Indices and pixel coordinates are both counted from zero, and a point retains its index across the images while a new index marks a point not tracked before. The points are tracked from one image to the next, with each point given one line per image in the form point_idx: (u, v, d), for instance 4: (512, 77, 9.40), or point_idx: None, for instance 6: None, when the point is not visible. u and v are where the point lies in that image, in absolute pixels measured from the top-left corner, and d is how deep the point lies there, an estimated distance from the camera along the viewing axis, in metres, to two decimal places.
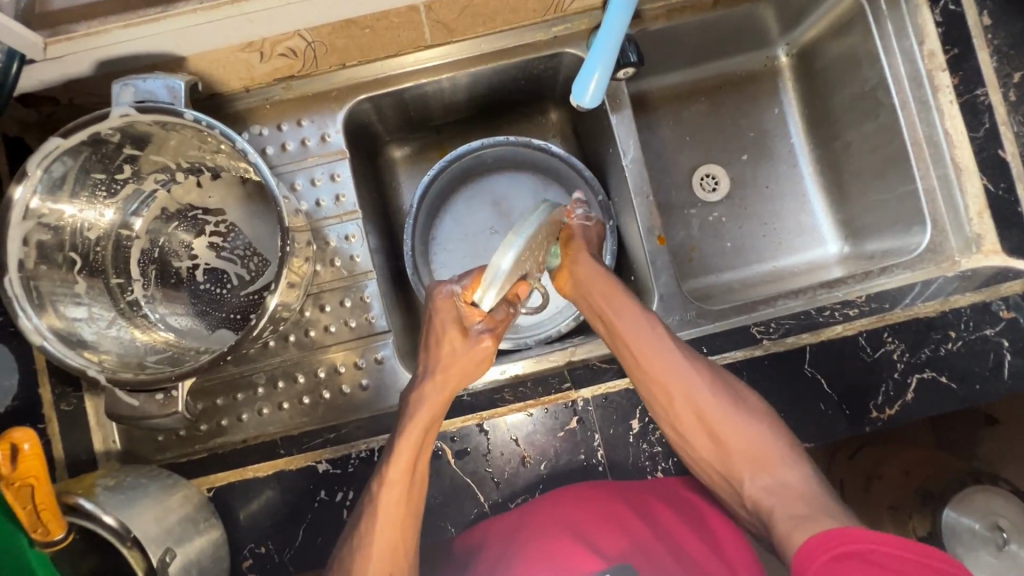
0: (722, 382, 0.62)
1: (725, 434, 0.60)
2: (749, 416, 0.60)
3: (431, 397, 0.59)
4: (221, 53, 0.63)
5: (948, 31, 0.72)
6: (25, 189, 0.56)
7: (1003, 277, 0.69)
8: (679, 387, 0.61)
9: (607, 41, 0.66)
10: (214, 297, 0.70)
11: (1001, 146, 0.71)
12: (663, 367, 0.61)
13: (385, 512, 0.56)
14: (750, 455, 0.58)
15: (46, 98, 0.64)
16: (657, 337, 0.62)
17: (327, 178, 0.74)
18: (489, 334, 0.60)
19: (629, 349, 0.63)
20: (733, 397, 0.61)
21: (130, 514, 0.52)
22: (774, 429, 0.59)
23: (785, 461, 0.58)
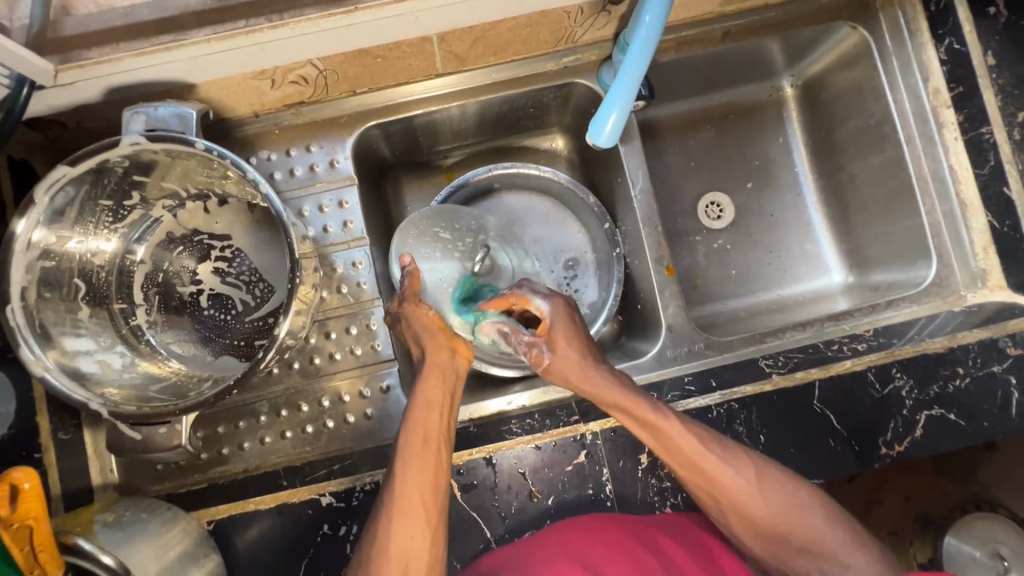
0: (769, 472, 0.58)
1: (784, 535, 0.56)
2: (802, 500, 0.57)
3: (429, 374, 0.60)
4: (233, 80, 0.63)
5: (953, 69, 0.73)
6: (27, 224, 0.55)
7: (1009, 313, 0.70)
8: (724, 489, 0.56)
9: (625, 81, 0.61)
10: (218, 323, 0.69)
11: (1006, 183, 0.72)
12: (719, 476, 0.56)
13: (399, 517, 0.54)
14: (806, 548, 0.55)
15: (54, 121, 0.63)
16: (703, 440, 0.57)
17: (335, 205, 0.73)
18: (409, 295, 0.63)
19: (679, 456, 0.57)
20: (786, 487, 0.57)
21: (130, 553, 0.50)
22: (815, 513, 0.56)
23: (847, 548, 0.54)
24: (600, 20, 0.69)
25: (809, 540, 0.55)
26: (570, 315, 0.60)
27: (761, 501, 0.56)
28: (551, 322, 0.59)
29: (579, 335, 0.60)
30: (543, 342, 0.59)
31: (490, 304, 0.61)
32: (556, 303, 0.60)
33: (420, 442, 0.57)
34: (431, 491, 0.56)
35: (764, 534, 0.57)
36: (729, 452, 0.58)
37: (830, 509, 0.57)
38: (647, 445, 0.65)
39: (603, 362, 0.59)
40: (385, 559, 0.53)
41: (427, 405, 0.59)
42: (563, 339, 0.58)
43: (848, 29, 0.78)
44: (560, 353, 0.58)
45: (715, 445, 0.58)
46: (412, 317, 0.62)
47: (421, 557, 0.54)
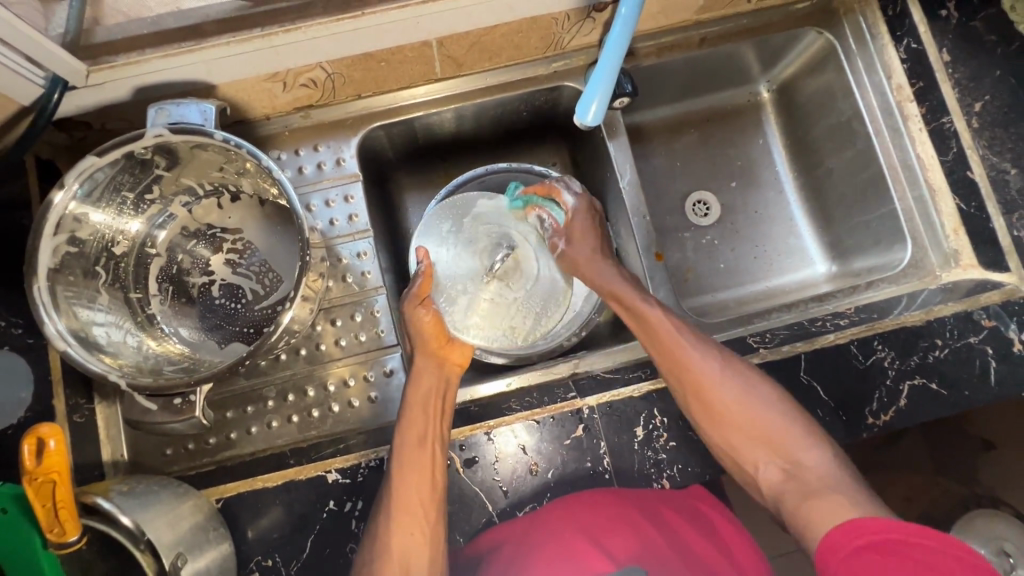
0: (741, 366, 0.67)
1: (744, 424, 0.64)
2: (761, 392, 0.65)
3: (422, 380, 0.66)
4: (249, 82, 0.69)
5: (913, 67, 0.79)
6: (65, 196, 0.60)
7: (982, 288, 0.73)
8: (707, 383, 0.64)
9: (605, 68, 0.71)
10: (228, 311, 0.72)
11: (969, 168, 0.76)
12: (688, 357, 0.66)
13: (399, 514, 0.60)
14: (773, 443, 0.63)
15: (81, 123, 0.68)
16: (682, 329, 0.67)
17: (341, 199, 0.78)
18: (414, 299, 0.72)
19: (659, 340, 0.67)
20: (750, 384, 0.65)
21: (144, 517, 0.52)
22: (792, 420, 0.63)
23: (804, 444, 0.62)
24: (586, 27, 0.75)
25: (767, 428, 0.63)
26: (589, 215, 0.77)
27: (723, 384, 0.65)
28: (572, 215, 0.77)
29: (595, 230, 0.77)
30: (566, 234, 0.77)
31: (526, 192, 0.80)
32: (579, 204, 0.78)
33: (415, 444, 0.62)
34: (429, 491, 0.62)
35: (725, 420, 0.64)
36: (704, 341, 0.68)
37: (793, 412, 0.64)
38: (642, 419, 0.68)
39: (608, 258, 0.75)
40: (386, 554, 0.59)
41: (421, 407, 0.64)
42: (580, 235, 0.76)
43: (814, 34, 0.85)
44: (574, 246, 0.76)
45: (693, 334, 0.67)
46: (412, 319, 0.71)
47: (420, 553, 0.60)
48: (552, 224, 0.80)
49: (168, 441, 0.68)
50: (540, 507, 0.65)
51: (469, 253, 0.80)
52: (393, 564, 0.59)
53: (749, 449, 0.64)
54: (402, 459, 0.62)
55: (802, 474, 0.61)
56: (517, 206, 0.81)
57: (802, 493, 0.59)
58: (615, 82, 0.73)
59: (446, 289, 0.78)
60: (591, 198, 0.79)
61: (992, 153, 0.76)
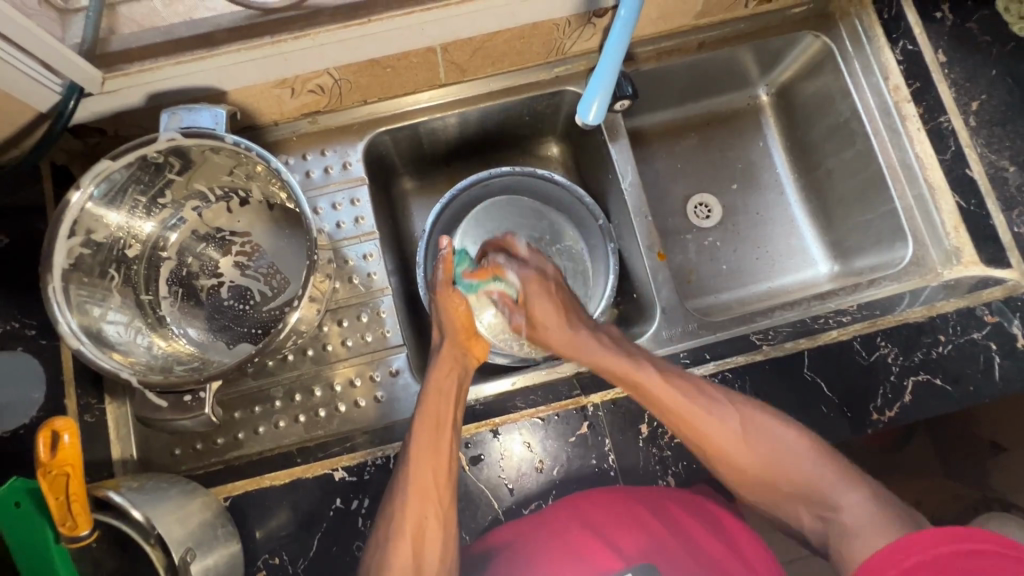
0: (755, 413, 0.65)
1: (779, 479, 0.64)
2: (789, 449, 0.63)
3: (442, 365, 0.67)
4: (258, 88, 0.71)
5: (909, 68, 0.81)
6: (81, 195, 0.62)
7: (985, 285, 0.73)
8: (734, 447, 0.64)
9: (606, 69, 0.74)
10: (236, 312, 0.73)
11: (968, 166, 0.77)
12: (703, 423, 0.64)
13: (414, 497, 0.59)
14: (809, 496, 0.63)
15: (95, 129, 0.70)
16: (689, 395, 0.65)
17: (348, 203, 0.79)
18: (442, 284, 0.71)
19: (661, 405, 0.64)
20: (775, 436, 0.64)
21: (155, 512, 0.53)
22: (819, 461, 0.63)
23: (841, 488, 0.62)
24: (586, 32, 0.77)
25: (801, 482, 0.63)
26: (545, 292, 0.73)
27: (746, 444, 0.64)
28: (529, 299, 0.73)
29: (551, 302, 0.73)
30: (525, 313, 0.74)
31: (473, 276, 0.74)
32: (525, 275, 0.74)
33: (433, 427, 0.62)
34: (444, 474, 0.61)
35: (756, 477, 0.65)
36: (714, 400, 0.65)
37: (823, 454, 0.64)
38: (647, 416, 0.68)
39: (579, 326, 0.72)
40: (399, 535, 0.59)
41: (438, 393, 0.64)
42: (543, 319, 0.73)
43: (811, 38, 0.87)
44: (544, 331, 0.72)
45: (699, 396, 0.65)
46: (445, 306, 0.71)
47: (434, 538, 0.59)
48: (506, 300, 0.75)
49: (177, 441, 0.69)
50: (546, 504, 0.65)
51: None
52: (407, 541, 0.58)
53: (786, 500, 0.65)
54: (417, 444, 0.62)
55: (842, 521, 0.61)
56: (468, 290, 0.74)
57: (843, 535, 0.60)
58: (615, 81, 0.77)
59: None
60: (537, 263, 0.76)
61: (990, 151, 0.77)
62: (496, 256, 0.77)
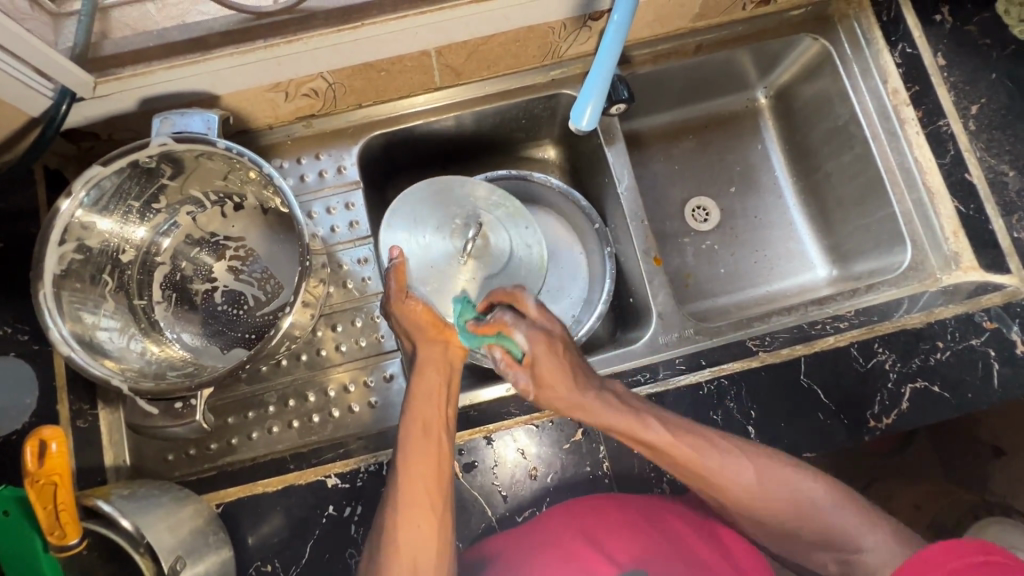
0: (771, 464, 0.61)
1: (800, 531, 0.62)
2: (812, 497, 0.60)
3: (422, 370, 0.63)
4: (251, 92, 0.70)
5: (908, 71, 0.80)
6: (72, 201, 0.61)
7: (984, 290, 0.73)
8: (756, 498, 0.60)
9: (599, 75, 0.75)
10: (230, 317, 0.73)
11: (967, 170, 0.76)
12: (717, 476, 0.60)
13: (406, 508, 0.57)
14: (828, 541, 0.61)
15: (88, 133, 0.70)
16: (701, 449, 0.60)
17: (343, 207, 0.79)
18: (394, 293, 0.64)
19: (672, 458, 0.60)
20: (793, 483, 0.60)
21: (145, 520, 0.53)
22: (839, 508, 0.60)
23: (860, 529, 0.59)
24: (582, 35, 0.76)
25: (821, 529, 0.60)
26: (553, 352, 0.59)
27: (763, 494, 0.60)
28: (533, 360, 0.59)
29: (561, 362, 0.59)
30: (531, 374, 0.60)
31: (475, 329, 0.63)
32: (535, 336, 0.60)
33: (420, 431, 0.60)
34: (435, 483, 0.59)
35: (773, 523, 0.62)
36: (732, 452, 0.60)
37: (844, 498, 0.61)
38: None
39: (589, 381, 0.61)
40: (394, 554, 0.56)
41: (424, 395, 0.61)
42: (549, 377, 0.59)
43: (810, 40, 0.86)
44: (545, 393, 0.60)
45: (715, 444, 0.61)
46: (402, 313, 0.64)
47: (430, 551, 0.57)
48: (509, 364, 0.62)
49: (170, 446, 0.69)
50: (539, 512, 0.65)
51: (440, 235, 0.73)
52: (401, 562, 0.55)
53: (806, 545, 0.62)
54: (408, 451, 0.59)
55: (864, 561, 0.58)
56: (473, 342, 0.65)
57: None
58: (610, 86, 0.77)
59: (428, 279, 0.69)
60: (547, 322, 0.61)
61: (989, 156, 0.76)
62: (501, 312, 0.63)
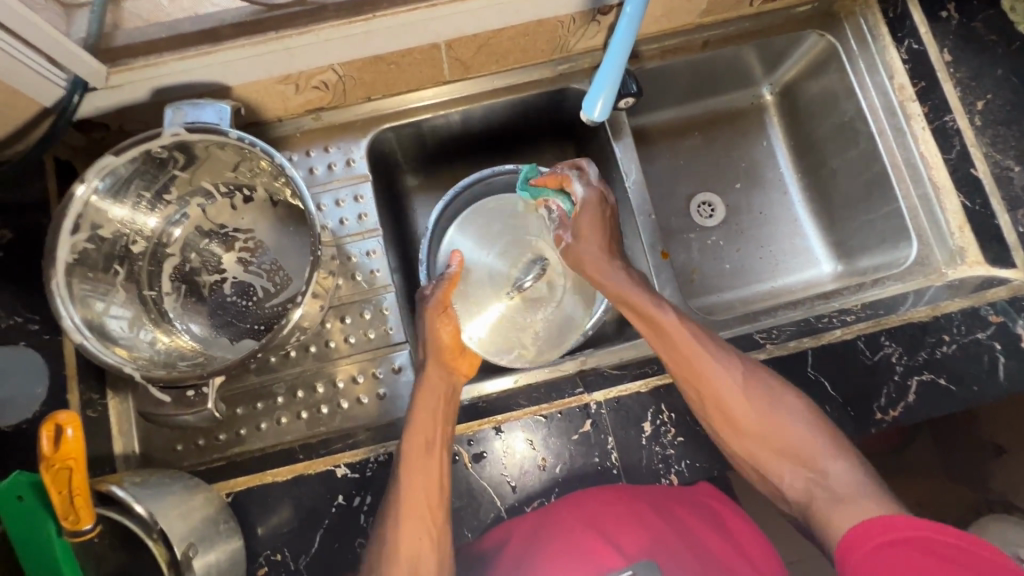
0: (763, 374, 0.66)
1: (769, 440, 0.64)
2: (789, 414, 0.64)
3: (428, 384, 0.66)
4: (262, 84, 0.71)
5: (915, 67, 0.81)
6: (86, 189, 0.62)
7: (989, 284, 0.73)
8: (735, 401, 0.64)
9: (611, 65, 0.72)
10: (239, 308, 0.73)
11: (973, 165, 0.77)
12: (710, 370, 0.65)
13: (406, 518, 0.60)
14: (801, 457, 0.63)
15: (99, 124, 0.70)
16: (700, 339, 0.66)
17: (351, 199, 0.79)
18: (436, 304, 0.70)
19: (673, 345, 0.66)
20: (776, 399, 0.64)
21: (158, 507, 0.53)
22: (816, 432, 0.63)
23: (830, 454, 0.63)
24: (591, 29, 0.76)
25: (792, 441, 0.63)
26: (600, 206, 0.72)
27: (745, 399, 0.64)
28: (580, 211, 0.72)
29: (602, 222, 0.72)
30: (574, 229, 0.73)
31: (540, 181, 0.76)
32: (588, 194, 0.73)
33: (422, 449, 0.62)
34: (437, 494, 0.62)
35: (749, 429, 0.65)
36: (725, 354, 0.66)
37: (821, 425, 0.64)
38: (649, 414, 0.68)
39: (615, 259, 0.71)
40: (393, 556, 0.59)
41: (428, 410, 0.64)
42: (587, 232, 0.72)
43: (816, 36, 0.86)
44: (581, 245, 0.72)
45: (709, 342, 0.66)
46: (431, 325, 0.69)
47: (428, 555, 0.60)
48: (562, 214, 0.78)
49: (180, 437, 0.69)
50: (548, 502, 0.65)
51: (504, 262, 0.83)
52: (400, 560, 0.58)
53: (772, 457, 0.65)
54: (407, 468, 0.61)
55: (829, 487, 0.61)
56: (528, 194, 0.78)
57: (832, 502, 0.60)
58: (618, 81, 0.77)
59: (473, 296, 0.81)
60: (603, 188, 0.73)
61: (995, 151, 0.77)
62: (569, 168, 0.75)
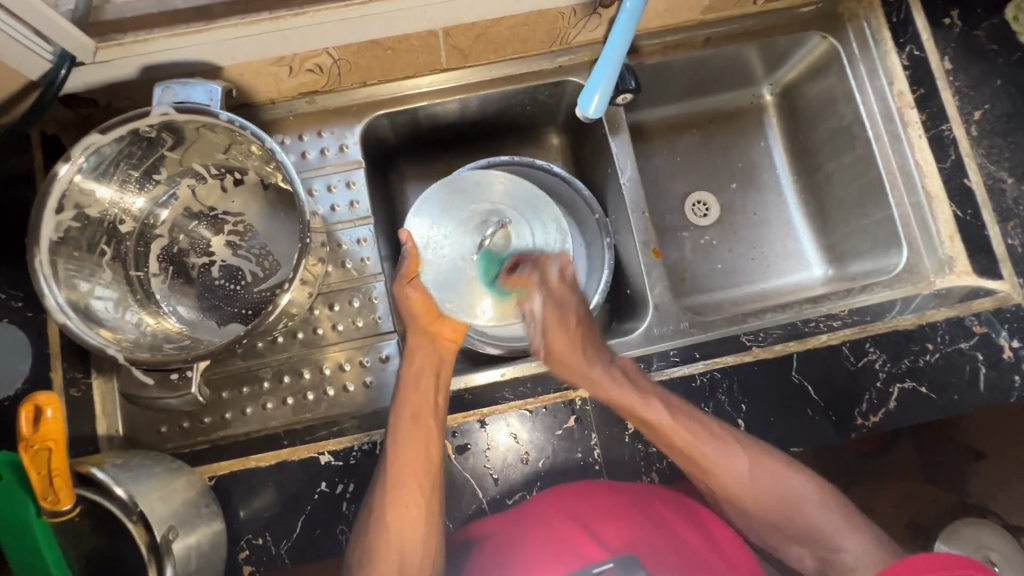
0: (767, 460, 0.64)
1: (779, 519, 0.64)
2: (795, 487, 0.63)
3: (412, 355, 0.67)
4: (254, 65, 0.69)
5: (914, 73, 0.80)
6: (70, 168, 0.61)
7: (975, 295, 0.74)
8: (739, 480, 0.63)
9: (608, 61, 0.73)
10: (227, 292, 0.73)
11: (967, 176, 0.77)
12: (711, 463, 0.63)
13: (395, 490, 0.61)
14: (811, 536, 0.62)
15: (87, 99, 0.69)
16: (700, 437, 0.63)
17: (343, 185, 0.78)
18: (403, 278, 0.68)
19: (669, 439, 0.63)
20: (782, 481, 0.63)
21: (138, 489, 0.53)
22: (827, 510, 0.61)
23: (845, 531, 0.60)
24: (592, 22, 0.75)
25: (801, 524, 0.62)
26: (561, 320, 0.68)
27: (753, 484, 0.63)
28: (542, 323, 0.68)
29: (569, 332, 0.68)
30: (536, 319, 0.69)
31: (507, 282, 0.69)
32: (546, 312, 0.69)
33: (409, 419, 0.63)
34: (423, 468, 0.61)
35: (761, 512, 0.64)
36: (728, 442, 0.64)
37: (834, 504, 0.62)
38: None
39: (594, 349, 0.67)
40: (386, 536, 0.59)
41: (412, 384, 0.65)
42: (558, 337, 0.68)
43: (818, 39, 0.86)
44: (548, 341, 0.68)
45: (711, 435, 0.63)
46: (403, 299, 0.68)
47: (416, 531, 0.60)
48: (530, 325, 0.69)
49: (163, 418, 0.69)
50: (529, 495, 0.66)
51: None
52: (389, 561, 0.58)
53: (787, 539, 0.64)
54: (399, 436, 0.62)
55: (842, 562, 0.59)
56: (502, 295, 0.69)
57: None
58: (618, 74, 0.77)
59: None
60: (561, 299, 0.69)
61: (989, 162, 0.77)
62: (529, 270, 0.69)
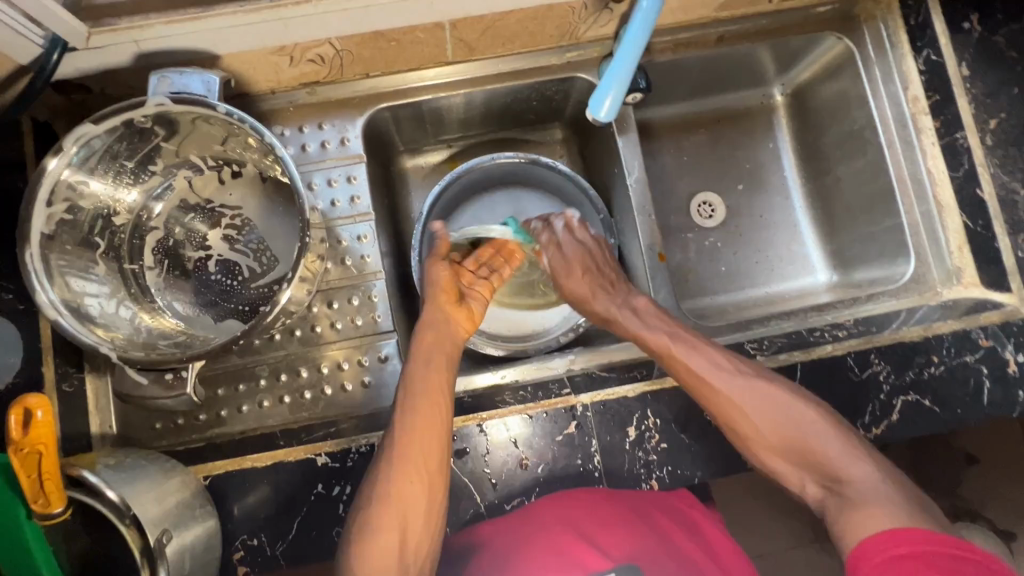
0: (774, 392, 0.64)
1: (789, 452, 0.63)
2: (805, 418, 0.63)
3: (426, 324, 0.67)
4: (254, 54, 0.67)
5: (931, 79, 0.79)
6: (60, 161, 0.59)
7: (982, 308, 0.73)
8: (752, 413, 0.63)
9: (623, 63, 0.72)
10: (224, 288, 0.71)
11: (979, 186, 0.76)
12: (717, 391, 0.64)
13: (398, 464, 0.58)
14: (818, 461, 0.62)
15: (80, 86, 0.66)
16: (716, 363, 0.65)
17: (344, 179, 0.77)
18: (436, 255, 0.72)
19: (681, 370, 0.66)
20: (790, 408, 0.63)
21: (132, 491, 0.52)
22: (832, 433, 0.62)
23: (849, 457, 0.61)
24: (603, 18, 0.73)
25: (808, 450, 0.62)
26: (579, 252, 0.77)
27: (760, 411, 0.64)
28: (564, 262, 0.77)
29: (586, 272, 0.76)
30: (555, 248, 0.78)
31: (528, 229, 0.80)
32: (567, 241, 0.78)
33: (417, 395, 0.61)
34: (434, 447, 0.59)
35: (770, 442, 0.64)
36: (737, 369, 0.65)
37: (840, 429, 0.62)
38: (635, 419, 0.68)
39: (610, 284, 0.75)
40: (381, 513, 0.57)
41: (422, 357, 0.64)
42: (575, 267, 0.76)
43: (833, 40, 0.84)
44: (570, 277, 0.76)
45: (720, 362, 0.66)
46: (429, 273, 0.70)
47: (418, 510, 0.58)
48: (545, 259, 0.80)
49: (157, 415, 0.68)
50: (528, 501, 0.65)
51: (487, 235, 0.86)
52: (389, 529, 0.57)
53: (793, 466, 0.63)
54: (405, 413, 0.60)
55: (847, 493, 0.59)
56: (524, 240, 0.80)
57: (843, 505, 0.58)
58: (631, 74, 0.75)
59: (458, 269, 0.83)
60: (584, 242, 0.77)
61: (1002, 172, 0.76)
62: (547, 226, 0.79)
